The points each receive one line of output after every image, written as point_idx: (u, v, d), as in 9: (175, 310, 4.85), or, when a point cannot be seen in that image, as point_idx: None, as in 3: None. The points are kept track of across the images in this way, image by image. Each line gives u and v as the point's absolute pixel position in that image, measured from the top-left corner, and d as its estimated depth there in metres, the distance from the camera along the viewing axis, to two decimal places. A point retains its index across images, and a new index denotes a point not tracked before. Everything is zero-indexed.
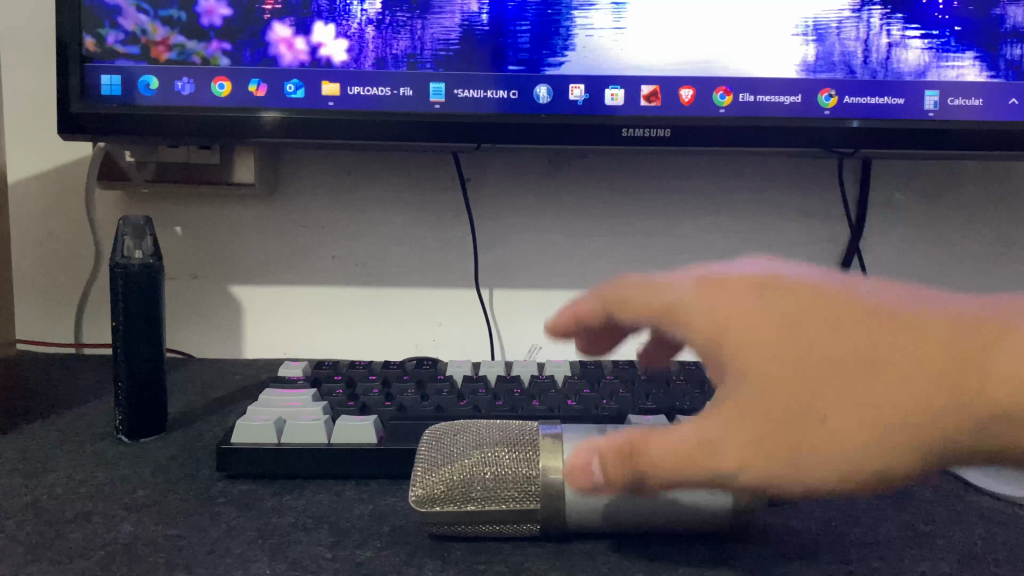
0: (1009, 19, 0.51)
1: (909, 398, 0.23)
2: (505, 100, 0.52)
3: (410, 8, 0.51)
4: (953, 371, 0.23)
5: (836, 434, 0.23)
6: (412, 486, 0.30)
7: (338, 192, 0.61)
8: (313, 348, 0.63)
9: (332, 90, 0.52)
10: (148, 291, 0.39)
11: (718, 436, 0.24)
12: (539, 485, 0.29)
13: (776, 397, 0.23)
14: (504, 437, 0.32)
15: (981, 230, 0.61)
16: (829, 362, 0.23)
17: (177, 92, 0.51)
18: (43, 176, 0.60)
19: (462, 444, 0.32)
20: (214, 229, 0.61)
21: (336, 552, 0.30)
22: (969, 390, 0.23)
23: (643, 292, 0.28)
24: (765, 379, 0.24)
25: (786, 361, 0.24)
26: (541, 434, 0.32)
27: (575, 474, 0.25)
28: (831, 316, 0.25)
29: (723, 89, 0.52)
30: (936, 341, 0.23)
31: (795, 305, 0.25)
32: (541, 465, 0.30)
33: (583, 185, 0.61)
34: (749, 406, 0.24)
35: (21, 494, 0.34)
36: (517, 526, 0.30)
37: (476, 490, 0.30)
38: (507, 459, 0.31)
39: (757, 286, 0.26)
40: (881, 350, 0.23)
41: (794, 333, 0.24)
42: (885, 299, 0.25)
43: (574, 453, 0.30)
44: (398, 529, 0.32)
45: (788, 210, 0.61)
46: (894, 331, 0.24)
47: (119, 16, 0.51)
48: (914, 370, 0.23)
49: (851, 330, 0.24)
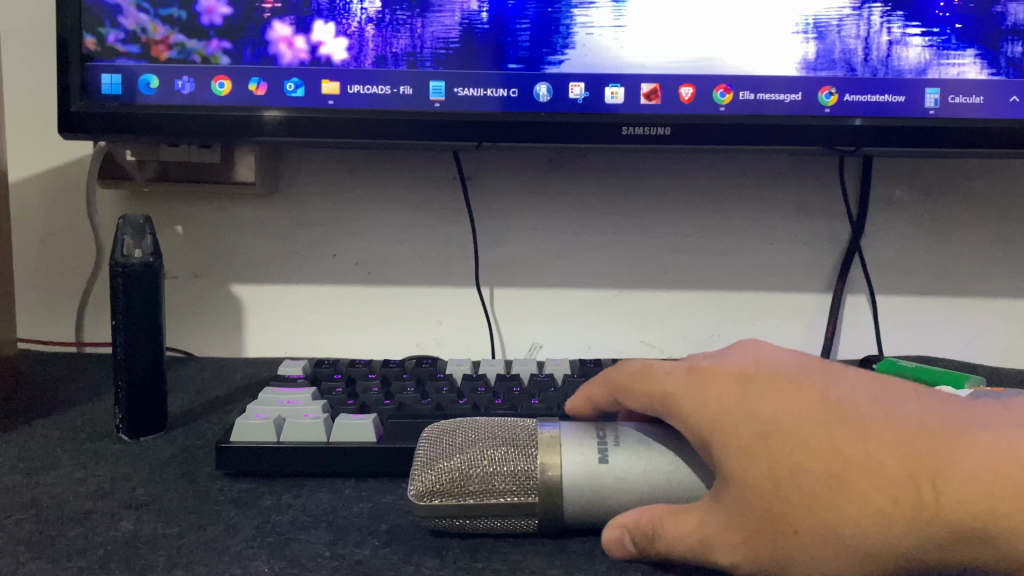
0: (1010, 16, 0.51)
1: (874, 518, 0.23)
2: (505, 98, 0.52)
3: (410, 6, 0.51)
4: (917, 493, 0.23)
5: (811, 548, 0.24)
6: (412, 481, 0.30)
7: (339, 191, 0.61)
8: (314, 346, 0.63)
9: (332, 89, 0.52)
10: (148, 289, 0.39)
11: (714, 533, 0.26)
12: (537, 480, 0.29)
13: (755, 505, 0.25)
14: (502, 433, 0.32)
15: (982, 228, 0.61)
16: (801, 475, 0.24)
17: (177, 90, 0.51)
18: (45, 175, 0.60)
19: (461, 440, 0.32)
20: (215, 228, 0.61)
21: (334, 551, 0.30)
22: (930, 513, 0.23)
23: (641, 378, 0.30)
24: (745, 486, 0.25)
25: (762, 472, 0.25)
26: (538, 431, 0.31)
27: (611, 547, 0.28)
28: (809, 424, 0.25)
29: (724, 87, 0.52)
30: (901, 458, 0.24)
31: (776, 412, 0.26)
32: (539, 462, 0.30)
33: (584, 183, 0.61)
34: (734, 508, 0.26)
35: (22, 492, 0.34)
36: (517, 520, 0.30)
37: (474, 483, 0.30)
38: (506, 454, 0.30)
39: (743, 386, 0.27)
40: (849, 466, 0.24)
41: (770, 441, 0.25)
42: (863, 409, 0.26)
43: (571, 447, 0.30)
44: (397, 527, 0.32)
45: (789, 208, 0.61)
46: (862, 445, 0.24)
47: (119, 14, 0.51)
48: (879, 488, 0.24)
49: (822, 437, 0.25)
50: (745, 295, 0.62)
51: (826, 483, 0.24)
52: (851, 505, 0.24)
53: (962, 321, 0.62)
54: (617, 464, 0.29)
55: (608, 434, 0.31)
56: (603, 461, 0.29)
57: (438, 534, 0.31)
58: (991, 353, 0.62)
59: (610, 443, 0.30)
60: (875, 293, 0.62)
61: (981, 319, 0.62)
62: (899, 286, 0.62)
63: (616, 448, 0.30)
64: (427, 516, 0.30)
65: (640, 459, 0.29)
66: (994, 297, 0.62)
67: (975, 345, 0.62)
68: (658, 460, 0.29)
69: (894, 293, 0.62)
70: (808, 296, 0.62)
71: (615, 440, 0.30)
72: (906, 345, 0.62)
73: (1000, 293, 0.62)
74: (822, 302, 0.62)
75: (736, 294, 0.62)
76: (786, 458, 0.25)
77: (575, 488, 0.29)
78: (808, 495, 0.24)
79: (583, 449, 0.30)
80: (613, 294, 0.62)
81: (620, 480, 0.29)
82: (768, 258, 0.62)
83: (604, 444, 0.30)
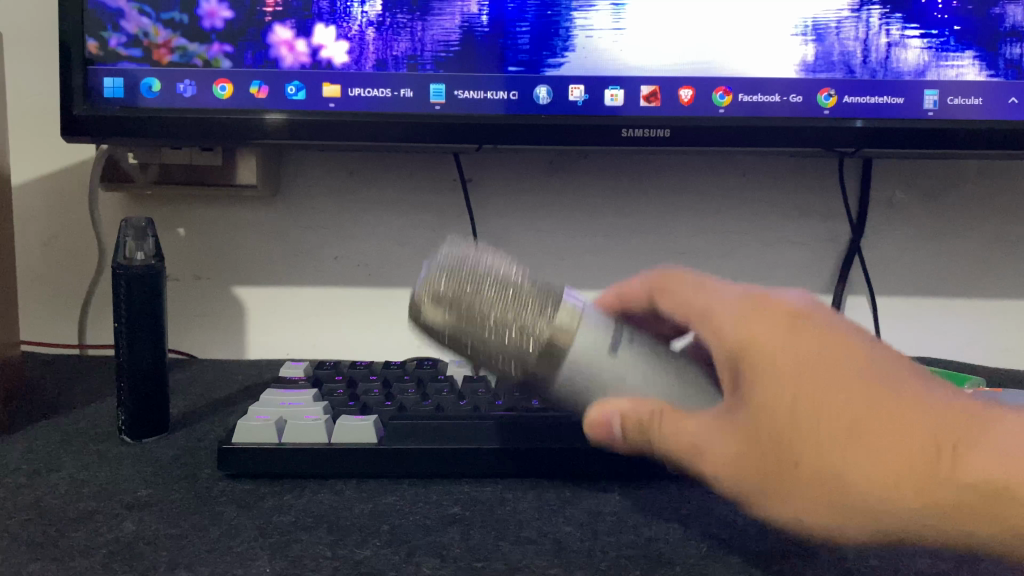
0: (1008, 18, 0.51)
1: (886, 473, 0.24)
2: (506, 101, 0.52)
3: (410, 10, 0.52)
4: (933, 459, 0.24)
5: (807, 482, 0.25)
6: (430, 291, 0.31)
7: (340, 193, 0.61)
8: (316, 348, 0.63)
9: (332, 92, 0.52)
10: (151, 291, 0.39)
11: (711, 442, 0.27)
12: (539, 342, 0.30)
13: (765, 430, 0.26)
14: (529, 285, 0.32)
15: (981, 229, 0.61)
16: (826, 413, 0.25)
17: (179, 93, 0.52)
18: (47, 177, 0.60)
19: (491, 270, 0.32)
20: (216, 230, 0.61)
21: (336, 550, 0.30)
22: (938, 483, 0.24)
23: (695, 294, 0.30)
24: (766, 408, 0.26)
25: (789, 399, 0.25)
26: (567, 297, 0.31)
27: (595, 422, 0.29)
28: (849, 369, 0.26)
29: (723, 89, 0.52)
30: (927, 426, 0.25)
31: (820, 350, 0.26)
32: (552, 325, 0.30)
33: (585, 185, 0.61)
34: (743, 428, 0.26)
35: (25, 493, 0.35)
36: (502, 362, 0.30)
37: (481, 321, 0.30)
38: (524, 311, 0.31)
39: (793, 321, 0.27)
40: (878, 418, 0.24)
41: (806, 378, 0.25)
42: (898, 370, 0.26)
43: (589, 324, 0.30)
44: (397, 528, 0.32)
45: (789, 210, 0.61)
46: (896, 403, 0.25)
47: (121, 18, 0.51)
48: (897, 446, 0.24)
49: (858, 383, 0.25)
50: None
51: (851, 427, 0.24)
52: (869, 457, 0.24)
53: (962, 321, 0.62)
54: (623, 359, 0.30)
55: (623, 329, 0.32)
56: (612, 353, 0.30)
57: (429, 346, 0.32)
58: (991, 353, 0.62)
59: (624, 339, 0.31)
60: (875, 294, 0.62)
61: (981, 320, 0.62)
62: (899, 286, 0.62)
63: (627, 346, 0.31)
64: (424, 320, 0.31)
65: (643, 365, 0.30)
66: (993, 298, 0.62)
67: (976, 346, 0.62)
68: (662, 375, 0.31)
69: (894, 294, 0.62)
70: None
71: (630, 338, 0.31)
72: (906, 346, 0.62)
73: (999, 294, 0.62)
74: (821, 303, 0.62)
75: None
76: (822, 395, 0.25)
77: (577, 362, 0.30)
78: (831, 432, 0.25)
79: (597, 333, 0.30)
80: None
81: (620, 376, 0.30)
82: (768, 259, 0.62)
83: (618, 337, 0.31)
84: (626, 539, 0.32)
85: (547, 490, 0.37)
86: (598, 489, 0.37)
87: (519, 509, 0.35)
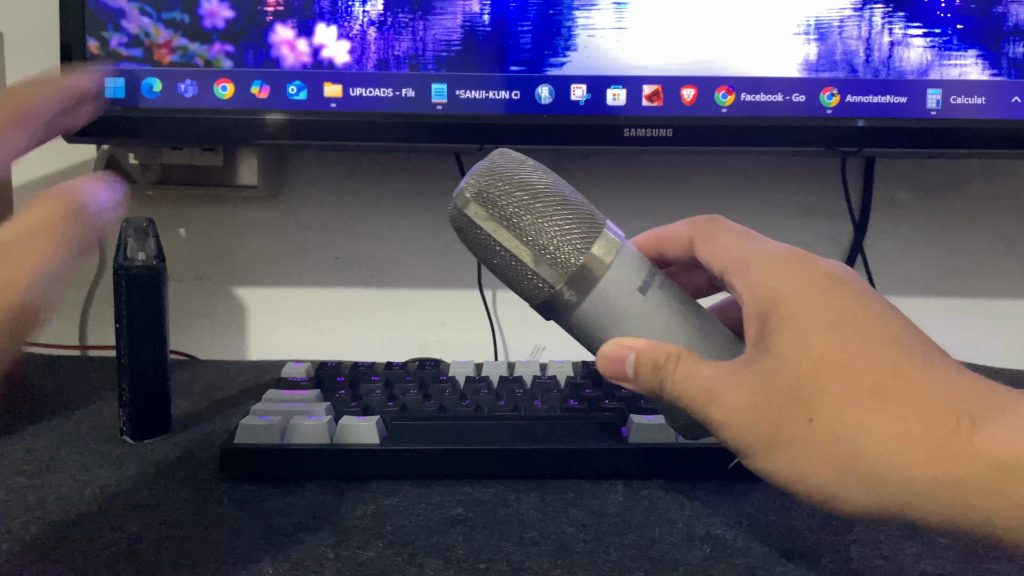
0: (1012, 17, 0.51)
1: (900, 440, 0.25)
2: (507, 100, 0.52)
3: (411, 9, 0.52)
4: (948, 433, 0.25)
5: (817, 438, 0.26)
6: (475, 184, 0.31)
7: (341, 194, 0.61)
8: (317, 348, 0.63)
9: (334, 92, 0.52)
10: (153, 292, 0.39)
11: (725, 389, 0.27)
12: (573, 263, 0.30)
13: (784, 382, 0.26)
14: (579, 210, 0.32)
15: (984, 228, 0.61)
16: (848, 374, 0.26)
17: (181, 94, 0.52)
18: (49, 178, 0.60)
19: (545, 187, 0.32)
20: (218, 230, 0.61)
21: (338, 552, 0.30)
22: (952, 453, 0.25)
23: (739, 256, 0.32)
24: (786, 361, 0.26)
25: (812, 356, 0.26)
26: (607, 229, 0.31)
27: (612, 356, 0.28)
28: (875, 335, 0.27)
29: (725, 88, 0.52)
30: (945, 397, 0.26)
31: (849, 314, 0.27)
32: (588, 250, 0.30)
33: (587, 185, 0.61)
34: (760, 379, 0.27)
35: (27, 494, 0.35)
36: (533, 273, 0.31)
37: (519, 225, 0.31)
38: (564, 230, 0.31)
39: (826, 285, 0.29)
40: (899, 383, 0.26)
41: (834, 338, 0.26)
42: (923, 344, 0.27)
43: (624, 261, 0.30)
44: (400, 529, 0.32)
45: (792, 210, 0.61)
46: (917, 372, 0.26)
47: (122, 19, 0.51)
48: (914, 412, 0.25)
49: (882, 350, 0.26)
50: None
51: (872, 391, 0.25)
52: (886, 421, 0.25)
53: (965, 321, 0.62)
54: (652, 300, 0.30)
55: (654, 273, 0.31)
56: (642, 291, 0.30)
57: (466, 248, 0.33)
58: (994, 353, 0.62)
59: (654, 283, 0.31)
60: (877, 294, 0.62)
61: (983, 320, 0.62)
62: (901, 286, 0.62)
63: (656, 289, 0.30)
64: (465, 220, 0.31)
65: (668, 311, 0.30)
66: (996, 298, 0.62)
67: (978, 347, 0.62)
68: (685, 324, 0.30)
69: (897, 294, 0.62)
70: None
71: (660, 283, 0.31)
72: None
73: (1003, 294, 0.62)
74: None
75: None
76: (846, 356, 0.26)
77: (602, 297, 0.29)
78: (851, 392, 0.25)
79: (630, 271, 0.30)
80: None
81: (644, 318, 0.30)
82: None
83: (650, 280, 0.31)
84: (629, 540, 0.32)
85: (550, 490, 0.37)
86: (601, 488, 0.37)
87: (522, 509, 0.35)
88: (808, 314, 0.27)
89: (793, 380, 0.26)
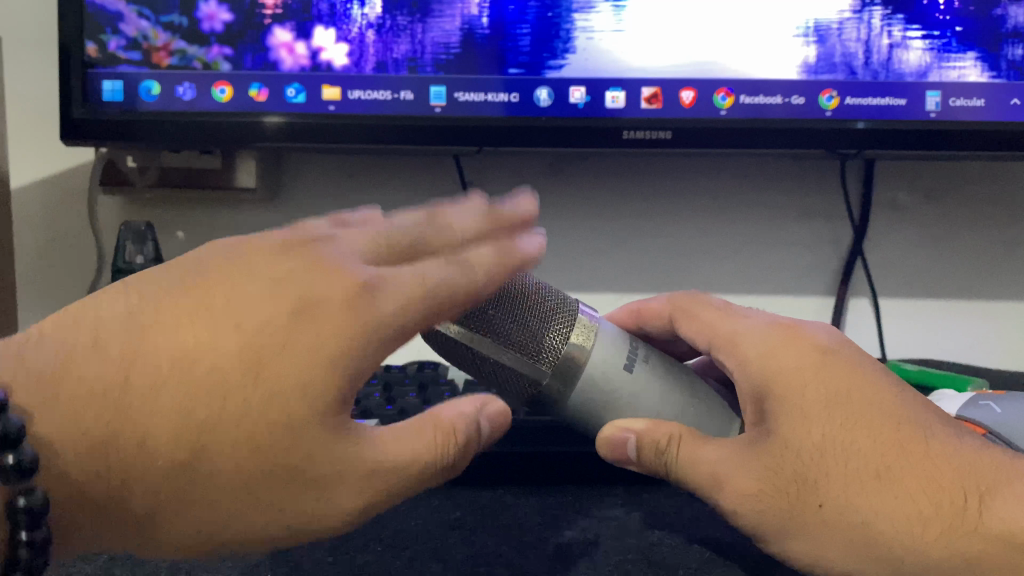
0: (1010, 19, 0.51)
1: (909, 521, 0.27)
2: (506, 103, 0.52)
3: (410, 12, 0.51)
4: (954, 512, 0.27)
5: (830, 522, 0.28)
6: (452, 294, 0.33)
7: (341, 197, 0.61)
8: None
9: (333, 95, 0.52)
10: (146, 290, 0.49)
11: (729, 474, 0.29)
12: (558, 357, 0.33)
13: (790, 465, 0.28)
14: (541, 293, 0.35)
15: (983, 230, 0.61)
16: (853, 457, 0.28)
17: (179, 97, 0.51)
18: (43, 183, 0.58)
19: (511, 285, 0.34)
20: (216, 234, 0.60)
21: (336, 557, 0.32)
22: (966, 530, 0.27)
23: (726, 339, 0.34)
24: (791, 446, 0.29)
25: (817, 440, 0.29)
26: (580, 312, 0.34)
27: (613, 439, 0.32)
28: (880, 417, 0.29)
29: (725, 90, 0.52)
30: (952, 475, 0.28)
31: (852, 396, 0.30)
32: (570, 340, 0.33)
33: (586, 188, 0.61)
34: (764, 463, 0.29)
35: None
36: (521, 372, 0.33)
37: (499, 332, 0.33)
38: (544, 327, 0.33)
39: (823, 362, 0.31)
40: (905, 464, 0.28)
41: (836, 423, 0.29)
42: (924, 423, 0.30)
43: (603, 343, 0.33)
44: (399, 532, 0.34)
45: (792, 211, 0.61)
46: (921, 454, 0.28)
47: (121, 21, 0.51)
48: (923, 492, 0.27)
49: (884, 432, 0.29)
50: (751, 298, 0.62)
51: (877, 476, 0.28)
52: (893, 504, 0.27)
53: (967, 323, 0.62)
54: (638, 376, 0.33)
55: (637, 348, 0.35)
56: (627, 369, 0.33)
57: (448, 359, 0.35)
58: (996, 355, 0.61)
59: (638, 357, 0.34)
60: (879, 295, 0.61)
61: (984, 322, 0.62)
62: (902, 289, 0.61)
63: (640, 363, 0.34)
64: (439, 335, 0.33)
65: (656, 384, 0.34)
66: (997, 300, 0.61)
67: (980, 347, 0.62)
68: (676, 395, 0.34)
69: (897, 296, 0.61)
70: (811, 300, 0.61)
71: (643, 356, 0.34)
72: (912, 346, 0.61)
73: (1003, 296, 0.62)
74: (826, 305, 0.61)
75: (739, 297, 0.62)
76: (848, 440, 0.28)
77: (591, 382, 0.33)
78: (857, 475, 0.28)
79: (613, 351, 0.33)
80: (617, 298, 0.62)
81: (636, 392, 0.33)
82: (772, 260, 0.61)
83: (634, 356, 0.34)
84: (628, 543, 0.34)
85: (550, 496, 0.38)
86: (601, 494, 0.39)
87: (521, 513, 0.36)
88: (809, 397, 0.30)
89: (801, 464, 0.28)
